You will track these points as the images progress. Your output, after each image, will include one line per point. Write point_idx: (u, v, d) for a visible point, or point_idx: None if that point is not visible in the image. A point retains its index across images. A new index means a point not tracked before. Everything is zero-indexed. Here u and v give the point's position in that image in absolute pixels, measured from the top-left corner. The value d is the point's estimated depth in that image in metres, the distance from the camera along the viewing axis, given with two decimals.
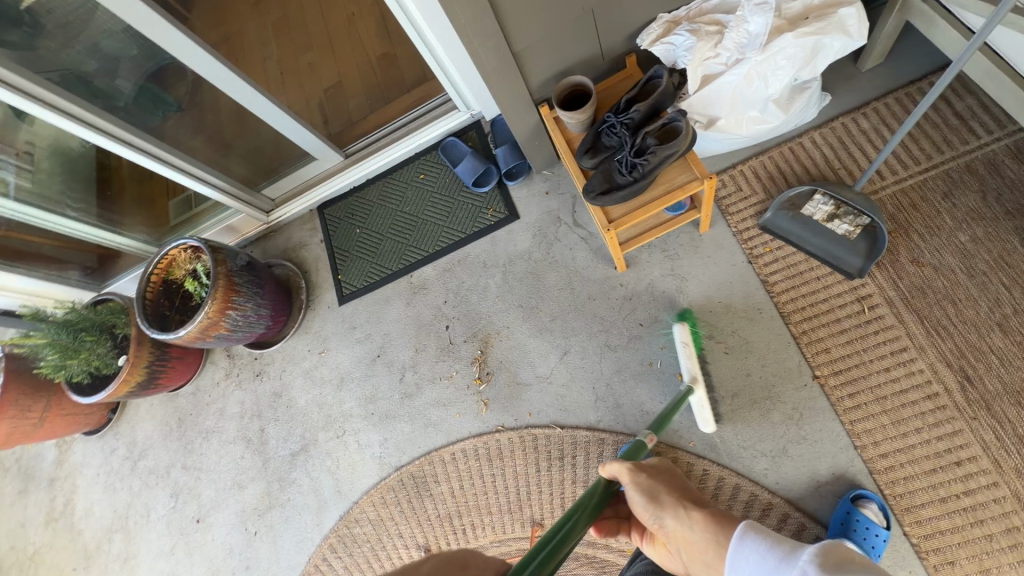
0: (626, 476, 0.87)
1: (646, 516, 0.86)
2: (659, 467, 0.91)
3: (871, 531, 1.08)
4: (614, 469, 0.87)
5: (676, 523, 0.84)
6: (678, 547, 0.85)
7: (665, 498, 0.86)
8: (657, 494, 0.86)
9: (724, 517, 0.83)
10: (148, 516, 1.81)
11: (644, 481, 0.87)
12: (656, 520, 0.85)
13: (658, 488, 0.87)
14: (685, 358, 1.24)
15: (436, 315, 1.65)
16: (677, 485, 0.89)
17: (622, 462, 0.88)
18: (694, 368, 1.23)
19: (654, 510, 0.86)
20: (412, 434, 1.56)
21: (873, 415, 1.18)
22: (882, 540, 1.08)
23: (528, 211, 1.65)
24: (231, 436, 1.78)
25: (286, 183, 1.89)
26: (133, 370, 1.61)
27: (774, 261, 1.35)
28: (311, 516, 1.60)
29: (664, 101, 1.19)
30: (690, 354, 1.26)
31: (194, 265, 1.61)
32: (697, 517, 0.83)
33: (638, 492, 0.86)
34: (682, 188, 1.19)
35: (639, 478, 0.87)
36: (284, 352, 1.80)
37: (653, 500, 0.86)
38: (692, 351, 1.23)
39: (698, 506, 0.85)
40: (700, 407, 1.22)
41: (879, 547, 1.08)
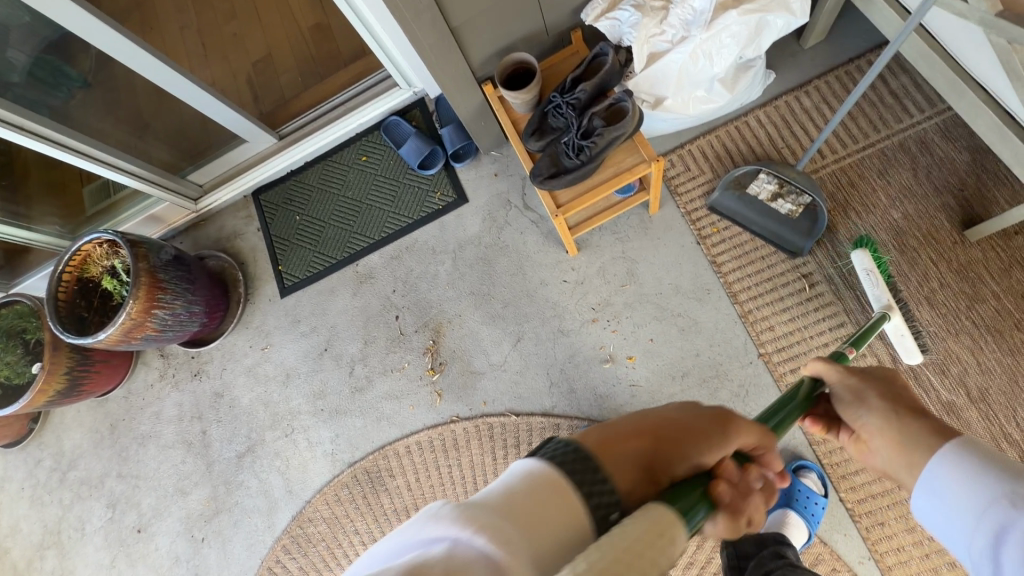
0: (832, 376, 0.81)
1: (846, 412, 0.79)
2: (882, 371, 0.79)
3: (811, 500, 1.16)
4: (820, 369, 0.82)
5: (879, 421, 0.74)
6: (877, 446, 0.74)
7: (874, 401, 0.75)
8: (864, 394, 0.77)
9: (947, 429, 0.68)
10: (82, 529, 1.70)
11: (853, 380, 0.79)
12: (855, 415, 0.77)
13: (868, 390, 0.77)
14: (872, 286, 1.15)
15: (385, 305, 1.59)
16: (899, 390, 0.76)
17: (831, 363, 0.82)
18: (885, 294, 1.13)
19: (855, 407, 0.77)
20: (365, 428, 1.52)
21: None
22: (821, 507, 1.15)
23: (476, 195, 1.59)
24: (170, 440, 1.68)
25: (215, 168, 1.75)
26: (50, 378, 1.47)
27: (722, 241, 1.36)
28: (262, 519, 1.54)
29: (611, 80, 1.16)
30: (877, 281, 1.15)
31: (112, 261, 1.47)
32: (913, 421, 0.71)
33: (844, 390, 0.80)
34: (630, 170, 1.17)
35: (848, 378, 0.79)
36: (223, 350, 1.70)
37: (860, 398, 0.77)
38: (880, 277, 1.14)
39: (918, 414, 0.71)
40: (903, 336, 1.13)
41: (818, 514, 1.16)
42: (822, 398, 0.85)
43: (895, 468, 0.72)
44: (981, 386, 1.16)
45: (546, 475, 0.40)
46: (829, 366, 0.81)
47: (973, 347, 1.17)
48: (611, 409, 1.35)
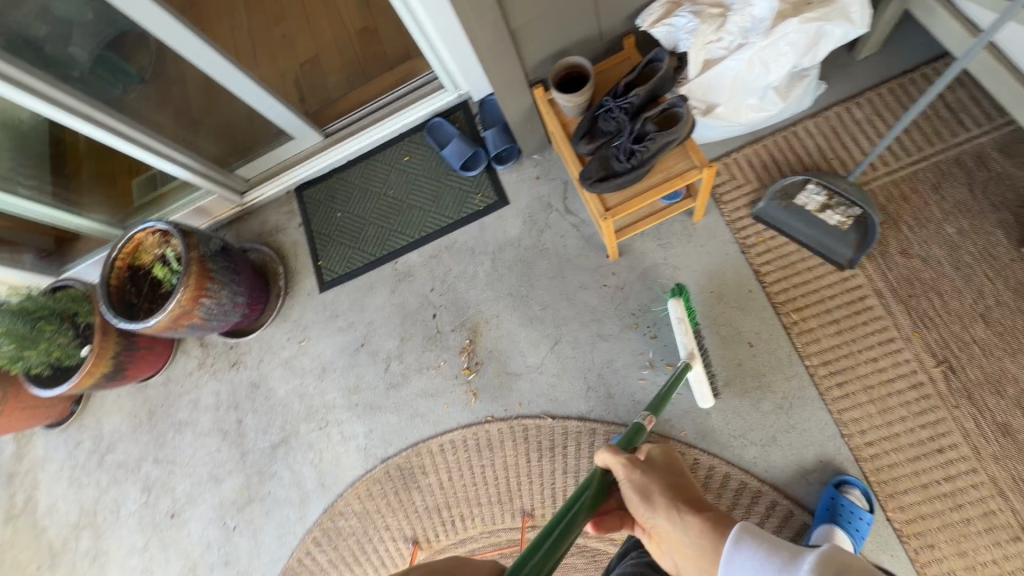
0: (620, 470, 0.85)
1: (637, 511, 0.84)
2: (663, 463, 0.89)
3: (856, 515, 1.10)
4: (608, 460, 0.86)
5: (665, 523, 0.81)
6: (669, 548, 0.82)
7: (658, 498, 0.83)
8: (649, 492, 0.84)
9: (721, 522, 0.79)
10: (117, 511, 1.73)
11: (638, 477, 0.85)
12: (648, 517, 0.83)
13: (652, 487, 0.84)
14: (682, 335, 1.20)
15: (422, 303, 1.61)
16: (673, 480, 0.86)
17: (617, 455, 0.86)
18: (692, 344, 1.19)
19: (647, 506, 0.83)
20: (398, 425, 1.53)
21: (860, 403, 1.20)
22: (865, 523, 1.10)
23: (517, 197, 1.60)
24: (206, 428, 1.71)
25: (261, 164, 1.79)
26: (98, 361, 1.52)
27: (767, 251, 1.35)
28: (293, 510, 1.55)
29: (664, 86, 1.16)
30: (686, 330, 1.21)
31: (163, 249, 1.51)
32: (692, 520, 0.80)
33: (631, 488, 0.84)
34: (681, 176, 1.17)
35: (634, 472, 0.85)
36: (262, 341, 1.73)
37: (645, 497, 0.84)
38: (689, 327, 1.18)
39: (694, 508, 0.82)
40: (700, 383, 1.20)
41: (863, 531, 1.10)
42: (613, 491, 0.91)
43: (681, 565, 0.80)
44: None
45: None
46: (617, 460, 0.85)
47: None
48: None
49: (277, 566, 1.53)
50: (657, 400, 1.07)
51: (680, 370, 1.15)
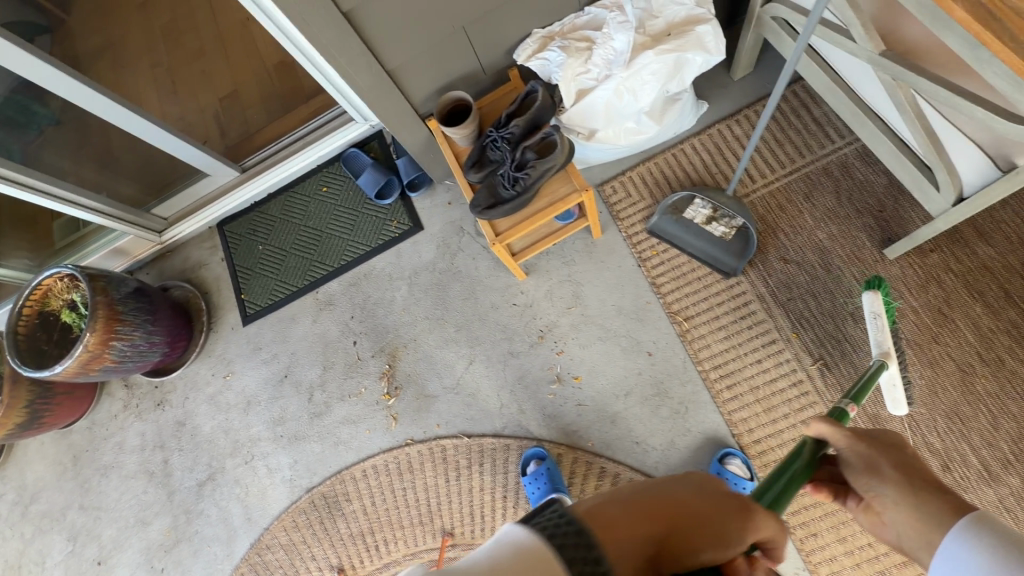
0: (841, 441, 0.82)
1: (857, 482, 0.80)
2: (889, 437, 0.81)
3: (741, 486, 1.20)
4: (823, 431, 0.83)
5: (894, 495, 0.76)
6: (892, 519, 0.76)
7: (887, 471, 0.77)
8: (878, 464, 0.78)
9: (938, 505, 0.72)
10: (43, 562, 1.69)
11: (864, 447, 0.80)
12: (869, 487, 0.78)
13: (880, 460, 0.78)
14: (877, 331, 1.04)
15: (343, 331, 1.63)
16: (902, 454, 0.79)
17: (838, 427, 0.82)
18: (889, 342, 1.02)
19: (871, 477, 0.78)
20: (322, 454, 1.54)
21: (748, 404, 1.28)
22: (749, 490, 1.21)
23: (430, 222, 1.65)
24: (132, 470, 1.69)
25: (178, 202, 1.79)
26: (8, 412, 1.50)
27: (661, 263, 1.42)
28: (221, 547, 1.55)
29: (543, 116, 1.23)
30: (884, 326, 1.04)
31: (72, 294, 1.51)
32: (928, 497, 0.74)
33: (856, 458, 0.80)
34: (564, 200, 1.23)
35: (859, 444, 0.80)
36: (186, 378, 1.73)
37: (872, 468, 0.79)
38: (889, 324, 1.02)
39: (929, 488, 0.74)
40: (893, 387, 1.02)
41: None
42: (825, 461, 0.88)
43: (908, 541, 0.75)
44: (904, 397, 1.21)
45: (528, 547, 0.43)
46: (837, 431, 0.82)
47: (895, 360, 1.23)
48: (558, 428, 1.39)
49: None
50: (854, 387, 0.96)
51: (877, 368, 0.99)
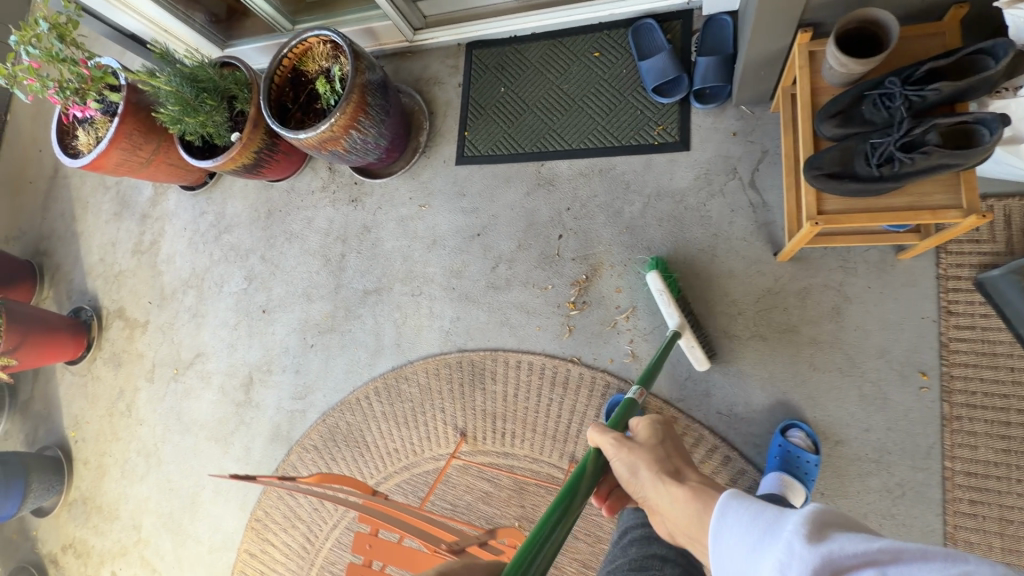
0: (609, 448, 0.87)
1: (630, 488, 0.85)
2: (646, 438, 0.89)
3: (803, 457, 1.13)
4: (597, 439, 0.88)
5: (654, 493, 0.81)
6: (662, 519, 0.81)
7: (643, 472, 0.84)
8: (636, 467, 0.84)
9: (703, 489, 0.78)
10: (220, 286, 1.91)
11: (626, 454, 0.85)
12: (638, 492, 0.84)
13: (640, 463, 0.84)
14: (664, 306, 1.23)
15: (553, 218, 1.50)
16: (657, 452, 0.86)
17: (607, 435, 0.88)
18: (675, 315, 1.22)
19: (635, 482, 0.84)
20: (486, 325, 1.52)
21: (985, 531, 1.07)
22: (814, 465, 1.13)
23: (702, 146, 1.39)
24: (313, 248, 1.78)
25: (445, 4, 1.61)
26: (243, 151, 1.55)
27: (969, 327, 1.13)
28: (366, 355, 1.65)
29: (978, 90, 0.88)
30: (669, 301, 1.23)
31: (330, 63, 1.46)
32: (676, 490, 0.79)
33: (620, 464, 0.85)
34: (933, 211, 0.93)
35: (623, 451, 0.86)
36: (386, 190, 1.71)
37: (633, 472, 0.84)
38: (671, 298, 1.22)
39: (676, 480, 0.81)
40: (692, 349, 1.23)
41: (813, 473, 1.13)
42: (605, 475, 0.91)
43: (677, 536, 0.79)
44: None
45: None
46: (604, 439, 0.88)
47: None
48: (740, 433, 1.25)
49: (337, 394, 1.66)
50: (647, 370, 1.11)
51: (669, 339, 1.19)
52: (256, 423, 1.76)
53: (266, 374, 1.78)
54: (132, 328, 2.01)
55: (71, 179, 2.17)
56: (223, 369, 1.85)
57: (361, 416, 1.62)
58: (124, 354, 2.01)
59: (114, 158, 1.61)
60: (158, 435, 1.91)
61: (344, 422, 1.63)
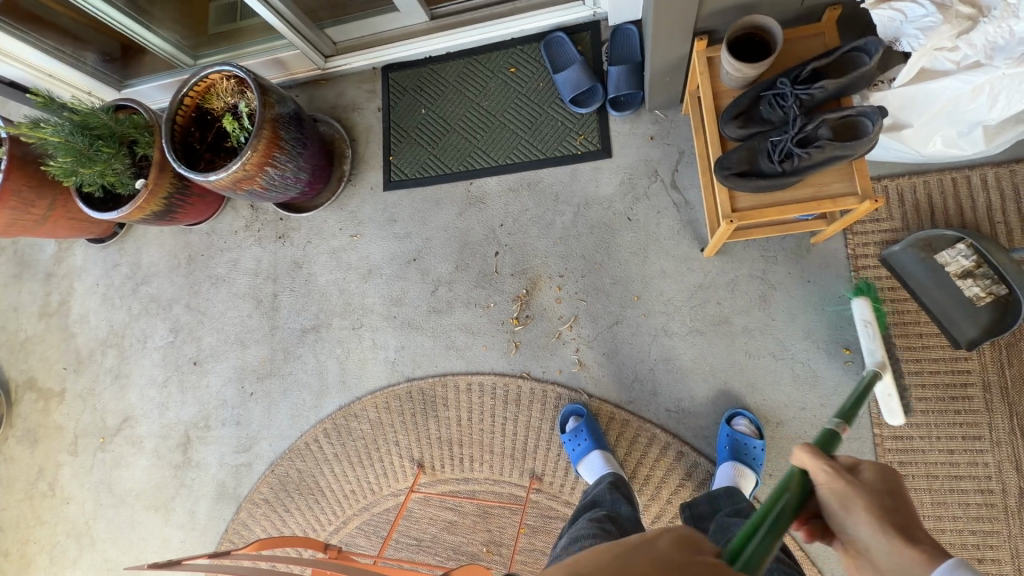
0: (821, 474, 0.65)
1: (834, 521, 0.65)
2: (874, 476, 0.65)
3: (750, 443, 1.18)
4: (809, 461, 0.66)
5: (872, 541, 0.62)
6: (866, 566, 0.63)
7: (861, 514, 0.63)
8: (851, 506, 0.63)
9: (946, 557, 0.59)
10: (144, 342, 1.77)
11: (842, 486, 0.64)
12: (844, 527, 0.64)
13: (856, 501, 0.63)
14: (868, 339, 1.13)
15: (487, 236, 1.50)
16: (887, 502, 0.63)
17: (826, 458, 0.65)
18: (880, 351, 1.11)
19: (840, 519, 0.64)
20: (432, 351, 1.49)
21: (915, 489, 1.14)
22: (760, 450, 1.18)
23: (622, 152, 1.43)
24: (241, 291, 1.69)
25: (354, 30, 1.58)
26: (150, 198, 1.45)
27: (880, 301, 1.21)
28: (311, 397, 1.58)
29: (857, 85, 0.95)
30: (874, 336, 1.13)
31: (236, 99, 1.39)
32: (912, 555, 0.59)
33: (833, 495, 0.65)
34: (833, 200, 0.99)
35: (837, 483, 0.65)
36: (313, 223, 1.65)
37: (846, 509, 0.64)
38: (878, 333, 1.12)
39: (910, 540, 0.61)
40: (888, 396, 1.11)
41: (760, 458, 1.18)
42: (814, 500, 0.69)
43: None
44: None
45: None
46: (819, 465, 0.65)
47: None
48: (689, 427, 1.28)
49: (285, 441, 1.58)
50: (847, 404, 0.77)
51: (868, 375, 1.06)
52: (199, 484, 1.65)
53: (204, 430, 1.67)
54: (47, 399, 1.84)
55: None
56: (156, 431, 1.72)
57: (313, 461, 1.54)
58: (40, 429, 1.83)
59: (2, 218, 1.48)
60: (89, 512, 1.74)
61: (295, 470, 1.55)
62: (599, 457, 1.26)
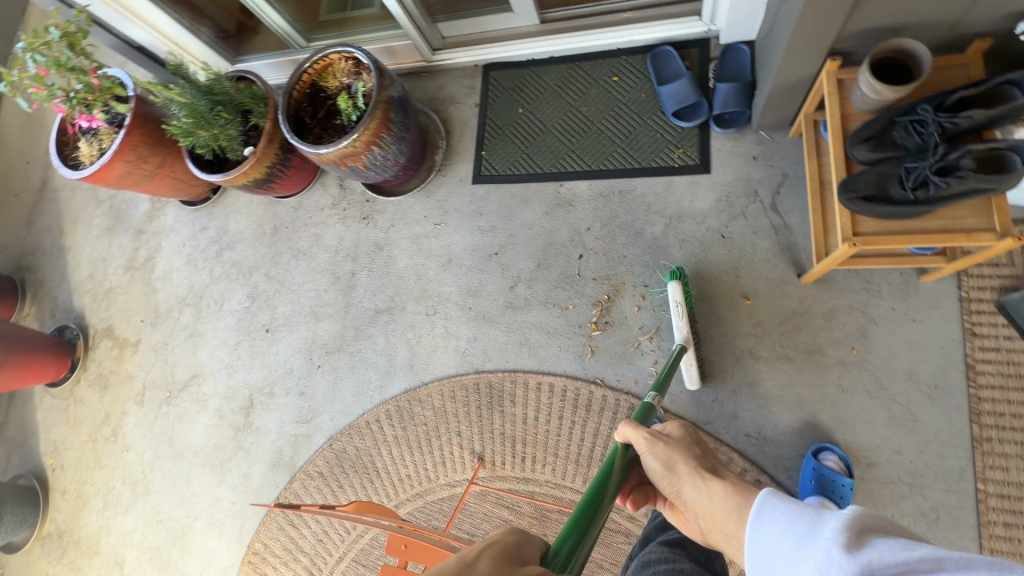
0: (643, 441, 0.90)
1: (664, 483, 0.90)
2: (678, 436, 0.95)
3: (839, 480, 1.12)
4: (629, 433, 0.92)
5: (693, 491, 0.86)
6: (692, 514, 0.87)
7: (680, 468, 0.88)
8: (673, 462, 0.89)
9: (743, 485, 0.85)
10: (221, 305, 1.83)
11: (659, 448, 0.90)
12: (672, 487, 0.89)
13: (675, 458, 0.89)
14: (676, 318, 1.27)
15: (573, 238, 1.50)
16: (692, 451, 0.91)
17: (640, 430, 0.92)
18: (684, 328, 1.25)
19: (671, 477, 0.89)
20: (505, 346, 1.48)
21: (1021, 554, 1.06)
22: (848, 489, 1.12)
23: (722, 169, 1.41)
24: (321, 266, 1.74)
25: (465, 26, 1.63)
26: (255, 165, 1.51)
27: (994, 349, 1.14)
28: (377, 376, 1.59)
29: (1007, 118, 0.92)
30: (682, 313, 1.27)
31: (351, 80, 1.45)
32: (715, 487, 0.85)
33: (655, 458, 0.90)
34: (967, 234, 0.95)
35: (657, 447, 0.90)
36: (400, 208, 1.69)
37: (669, 467, 0.89)
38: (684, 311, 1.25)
39: (716, 477, 0.87)
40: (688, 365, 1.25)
41: (847, 497, 1.12)
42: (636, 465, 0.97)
43: (713, 532, 0.85)
44: None
45: None
46: (638, 433, 0.91)
47: None
48: (770, 457, 1.23)
49: (346, 418, 1.60)
50: (661, 379, 1.10)
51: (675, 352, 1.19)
52: (257, 448, 1.68)
53: (268, 397, 1.70)
54: (122, 348, 1.91)
55: (60, 192, 2.09)
56: (221, 392, 1.76)
57: (372, 441, 1.55)
58: (111, 376, 1.90)
59: (116, 171, 1.55)
60: (147, 462, 1.79)
61: (353, 447, 1.57)
62: None
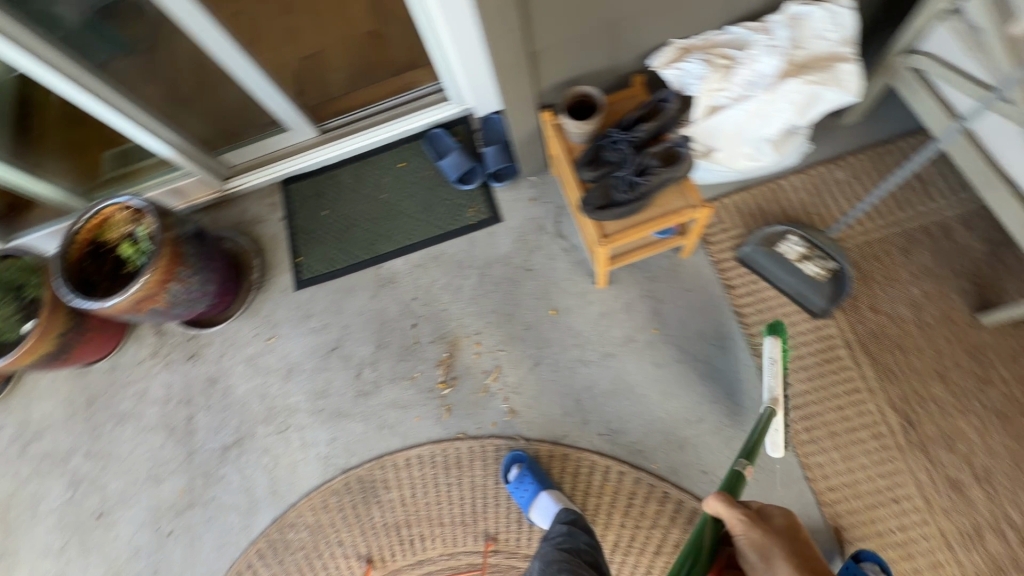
0: (740, 523, 0.80)
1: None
2: (780, 524, 0.82)
3: None
4: (721, 509, 0.82)
5: None
6: None
7: (778, 565, 0.75)
8: (769, 555, 0.76)
9: None
10: (34, 508, 1.56)
11: (758, 535, 0.79)
12: None
13: (773, 549, 0.77)
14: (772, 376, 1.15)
15: (403, 311, 1.57)
16: (790, 545, 0.79)
17: (737, 510, 0.82)
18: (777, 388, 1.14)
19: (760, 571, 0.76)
20: (365, 435, 1.46)
21: (824, 449, 1.27)
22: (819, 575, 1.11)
23: (510, 215, 1.61)
24: (151, 423, 1.59)
25: (251, 152, 1.72)
26: (40, 340, 1.39)
27: (748, 293, 1.41)
28: (239, 518, 1.45)
29: (668, 126, 1.21)
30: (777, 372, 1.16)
31: (132, 227, 1.43)
32: None
33: (751, 547, 0.78)
34: (677, 213, 1.20)
35: (752, 530, 0.79)
36: (226, 335, 1.64)
37: (763, 558, 0.77)
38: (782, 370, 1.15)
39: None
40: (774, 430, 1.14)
41: None
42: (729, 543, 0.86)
43: None
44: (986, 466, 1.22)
45: None
46: (733, 514, 0.81)
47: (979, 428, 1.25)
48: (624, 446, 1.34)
49: None
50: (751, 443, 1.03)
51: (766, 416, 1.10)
52: None
53: None
54: None
55: None
56: None
57: None
58: None
59: None
60: None
61: None
62: (548, 497, 1.28)
